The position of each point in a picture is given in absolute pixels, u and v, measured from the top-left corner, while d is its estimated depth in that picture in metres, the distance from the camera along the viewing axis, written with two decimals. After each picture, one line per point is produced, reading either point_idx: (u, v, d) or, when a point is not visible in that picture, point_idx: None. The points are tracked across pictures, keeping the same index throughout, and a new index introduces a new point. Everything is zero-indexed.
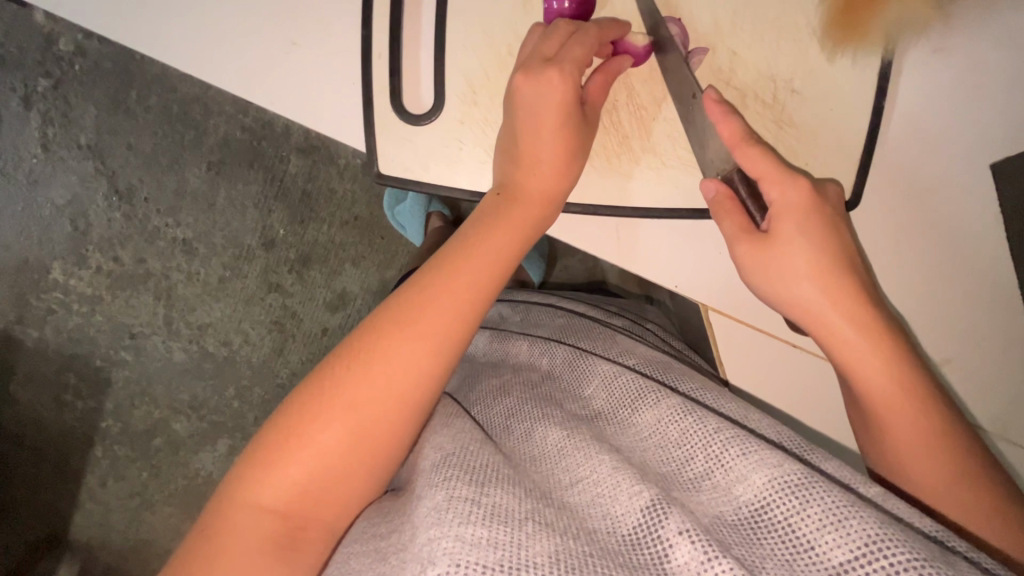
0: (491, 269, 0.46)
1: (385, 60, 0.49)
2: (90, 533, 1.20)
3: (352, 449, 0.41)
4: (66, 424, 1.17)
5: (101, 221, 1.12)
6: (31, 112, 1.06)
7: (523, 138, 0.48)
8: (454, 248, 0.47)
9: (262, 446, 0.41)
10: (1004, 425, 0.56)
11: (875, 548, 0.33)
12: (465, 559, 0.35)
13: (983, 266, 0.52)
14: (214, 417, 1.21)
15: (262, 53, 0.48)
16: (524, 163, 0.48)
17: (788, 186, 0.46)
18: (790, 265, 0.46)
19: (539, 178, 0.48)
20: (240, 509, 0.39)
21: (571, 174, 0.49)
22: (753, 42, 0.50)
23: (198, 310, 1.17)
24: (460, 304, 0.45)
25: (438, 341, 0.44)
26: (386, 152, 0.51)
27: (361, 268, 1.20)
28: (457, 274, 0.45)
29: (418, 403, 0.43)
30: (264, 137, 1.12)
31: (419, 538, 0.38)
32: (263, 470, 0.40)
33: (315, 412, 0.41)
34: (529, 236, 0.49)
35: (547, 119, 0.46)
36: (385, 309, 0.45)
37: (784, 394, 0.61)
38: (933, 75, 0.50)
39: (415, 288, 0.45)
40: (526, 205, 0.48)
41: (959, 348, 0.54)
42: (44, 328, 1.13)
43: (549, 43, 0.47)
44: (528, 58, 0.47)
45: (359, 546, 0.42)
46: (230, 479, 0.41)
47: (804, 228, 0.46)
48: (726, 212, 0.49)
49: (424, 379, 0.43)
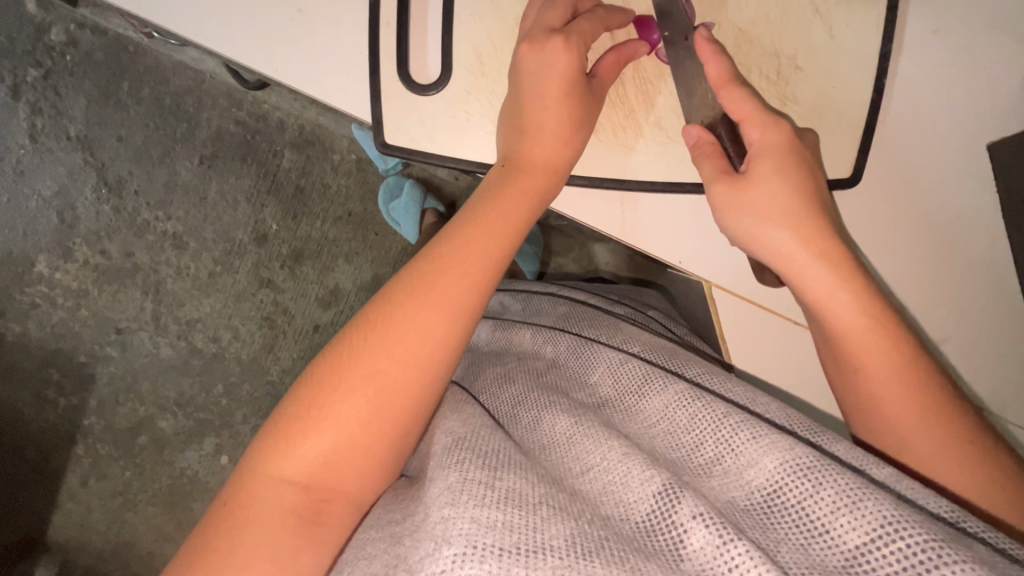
0: (499, 252, 0.46)
1: (393, 29, 0.49)
2: (69, 535, 1.16)
3: (378, 414, 0.41)
4: (48, 422, 1.14)
5: (88, 214, 1.10)
6: (19, 102, 1.04)
7: (529, 107, 0.48)
8: (465, 223, 0.46)
9: (283, 423, 0.41)
10: (1001, 402, 0.56)
11: (891, 529, 0.33)
12: (480, 542, 0.34)
13: (982, 244, 0.54)
14: (201, 415, 1.19)
15: (266, 22, 0.48)
16: (529, 131, 0.48)
17: (769, 128, 0.47)
18: (772, 201, 0.46)
19: (548, 150, 0.48)
20: (263, 482, 0.39)
21: (577, 143, 0.49)
22: (757, 19, 0.51)
23: (187, 305, 1.15)
24: (470, 282, 0.44)
25: (450, 314, 0.43)
26: (392, 121, 0.50)
27: (354, 263, 1.19)
28: (465, 252, 0.45)
29: (434, 380, 0.43)
30: (257, 131, 1.12)
31: (432, 518, 0.37)
32: (287, 444, 0.39)
33: (339, 380, 0.41)
34: (539, 208, 0.48)
35: (551, 83, 0.47)
36: (396, 284, 0.44)
37: (789, 376, 0.62)
38: (928, 54, 0.52)
39: (426, 263, 0.45)
40: (536, 175, 0.48)
41: (959, 326, 0.55)
42: (28, 322, 1.11)
43: (554, 15, 0.47)
44: (531, 24, 0.48)
45: (374, 533, 0.40)
46: (255, 452, 0.40)
47: (779, 170, 0.46)
48: (706, 155, 0.48)
49: (439, 352, 0.43)
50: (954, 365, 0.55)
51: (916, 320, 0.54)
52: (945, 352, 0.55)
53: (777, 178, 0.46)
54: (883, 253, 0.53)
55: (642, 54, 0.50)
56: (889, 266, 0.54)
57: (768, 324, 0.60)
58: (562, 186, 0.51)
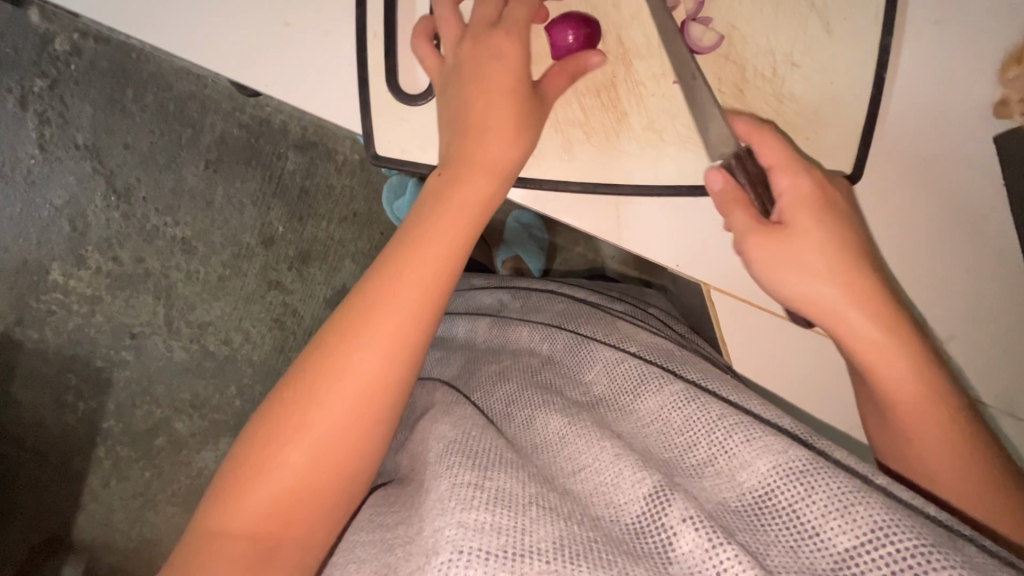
0: (445, 259, 0.45)
1: (380, 39, 0.49)
2: (93, 535, 1.18)
3: (320, 455, 0.40)
4: (68, 426, 1.16)
5: (99, 221, 1.11)
6: (27, 112, 1.05)
7: (472, 111, 0.47)
8: (407, 232, 0.46)
9: (227, 477, 0.40)
10: (1011, 399, 0.56)
11: (881, 534, 0.33)
12: (469, 546, 0.34)
13: (991, 234, 0.53)
14: (216, 416, 1.21)
15: (255, 36, 0.48)
16: (474, 132, 0.47)
17: (797, 176, 0.46)
18: (811, 257, 0.45)
19: (489, 150, 0.47)
20: (211, 541, 0.38)
21: (525, 147, 0.48)
22: (751, 16, 0.50)
23: (198, 308, 1.17)
24: (413, 298, 0.43)
25: (394, 335, 0.42)
26: (384, 133, 0.51)
27: (360, 263, 1.20)
28: (409, 267, 0.44)
29: (386, 403, 0.42)
30: (261, 134, 1.12)
31: (425, 530, 0.38)
32: (233, 498, 0.39)
33: (279, 432, 0.41)
34: (483, 215, 0.47)
35: (494, 86, 0.47)
36: (341, 317, 0.44)
37: (793, 372, 0.61)
38: (917, 51, 0.51)
39: (371, 285, 0.44)
40: (480, 177, 0.47)
41: (968, 320, 0.54)
42: (45, 329, 1.13)
43: (489, 8, 0.48)
44: (473, 31, 0.48)
45: (363, 535, 0.42)
46: (202, 512, 0.40)
47: (820, 217, 0.46)
48: (737, 202, 0.47)
49: (388, 378, 0.42)
50: (958, 363, 0.55)
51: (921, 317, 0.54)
52: (951, 349, 0.55)
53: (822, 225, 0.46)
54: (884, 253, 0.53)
55: (594, 62, 0.49)
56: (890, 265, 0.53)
57: (769, 325, 0.60)
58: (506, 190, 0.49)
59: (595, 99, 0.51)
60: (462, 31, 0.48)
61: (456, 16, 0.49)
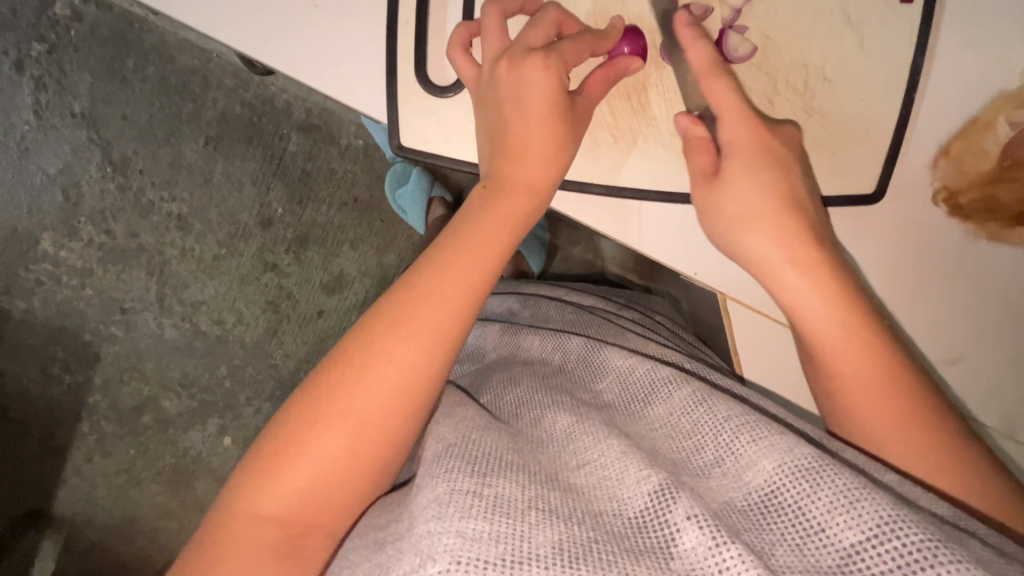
0: (476, 264, 0.45)
1: (411, 27, 0.48)
2: (74, 510, 1.17)
3: (354, 450, 0.40)
4: (52, 399, 1.14)
5: (93, 192, 1.09)
6: (23, 77, 1.02)
7: (511, 127, 0.47)
8: (442, 242, 0.46)
9: (260, 457, 0.40)
10: (1010, 423, 0.58)
11: (887, 529, 0.33)
12: (465, 557, 0.35)
13: (997, 260, 0.54)
14: (204, 396, 1.19)
15: (281, 15, 0.47)
16: (514, 152, 0.47)
17: (741, 125, 0.47)
18: (738, 204, 0.47)
19: (531, 171, 0.47)
20: (239, 520, 0.38)
21: (563, 162, 0.48)
22: (787, 28, 0.50)
23: (191, 287, 1.15)
24: (442, 298, 0.43)
25: (425, 336, 0.42)
26: (409, 124, 0.50)
27: (360, 250, 1.18)
28: (441, 267, 0.44)
29: (416, 404, 0.42)
30: (264, 113, 1.10)
31: (416, 530, 0.37)
32: (264, 481, 0.39)
33: (315, 418, 0.40)
34: (522, 230, 0.47)
35: (533, 105, 0.46)
36: (379, 315, 0.43)
37: (802, 388, 0.61)
38: (938, 82, 0.51)
39: (412, 284, 0.44)
40: (518, 196, 0.47)
41: (974, 343, 0.56)
42: (32, 300, 1.10)
43: (537, 35, 0.46)
44: (515, 52, 0.46)
45: (357, 540, 0.41)
46: (230, 491, 0.40)
47: (751, 167, 0.47)
48: (694, 149, 0.48)
49: (415, 376, 0.42)
50: (961, 385, 0.56)
51: (930, 339, 0.55)
52: (956, 371, 0.56)
53: (755, 180, 0.47)
54: (898, 275, 0.54)
55: (633, 70, 0.49)
56: (902, 284, 0.54)
57: (779, 339, 0.60)
58: (545, 209, 0.49)
59: (624, 103, 0.51)
60: (504, 50, 0.46)
61: (502, 32, 0.46)
